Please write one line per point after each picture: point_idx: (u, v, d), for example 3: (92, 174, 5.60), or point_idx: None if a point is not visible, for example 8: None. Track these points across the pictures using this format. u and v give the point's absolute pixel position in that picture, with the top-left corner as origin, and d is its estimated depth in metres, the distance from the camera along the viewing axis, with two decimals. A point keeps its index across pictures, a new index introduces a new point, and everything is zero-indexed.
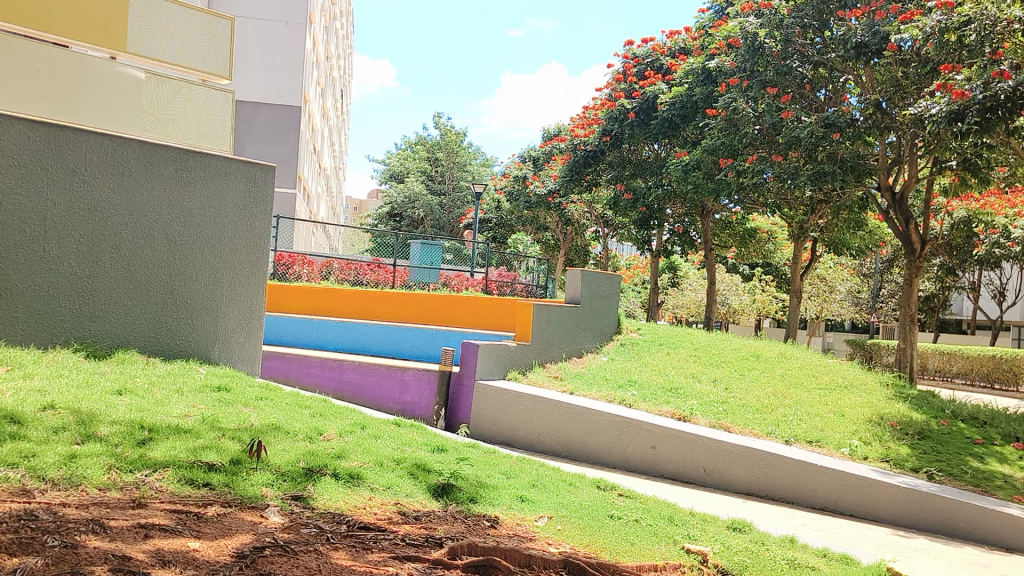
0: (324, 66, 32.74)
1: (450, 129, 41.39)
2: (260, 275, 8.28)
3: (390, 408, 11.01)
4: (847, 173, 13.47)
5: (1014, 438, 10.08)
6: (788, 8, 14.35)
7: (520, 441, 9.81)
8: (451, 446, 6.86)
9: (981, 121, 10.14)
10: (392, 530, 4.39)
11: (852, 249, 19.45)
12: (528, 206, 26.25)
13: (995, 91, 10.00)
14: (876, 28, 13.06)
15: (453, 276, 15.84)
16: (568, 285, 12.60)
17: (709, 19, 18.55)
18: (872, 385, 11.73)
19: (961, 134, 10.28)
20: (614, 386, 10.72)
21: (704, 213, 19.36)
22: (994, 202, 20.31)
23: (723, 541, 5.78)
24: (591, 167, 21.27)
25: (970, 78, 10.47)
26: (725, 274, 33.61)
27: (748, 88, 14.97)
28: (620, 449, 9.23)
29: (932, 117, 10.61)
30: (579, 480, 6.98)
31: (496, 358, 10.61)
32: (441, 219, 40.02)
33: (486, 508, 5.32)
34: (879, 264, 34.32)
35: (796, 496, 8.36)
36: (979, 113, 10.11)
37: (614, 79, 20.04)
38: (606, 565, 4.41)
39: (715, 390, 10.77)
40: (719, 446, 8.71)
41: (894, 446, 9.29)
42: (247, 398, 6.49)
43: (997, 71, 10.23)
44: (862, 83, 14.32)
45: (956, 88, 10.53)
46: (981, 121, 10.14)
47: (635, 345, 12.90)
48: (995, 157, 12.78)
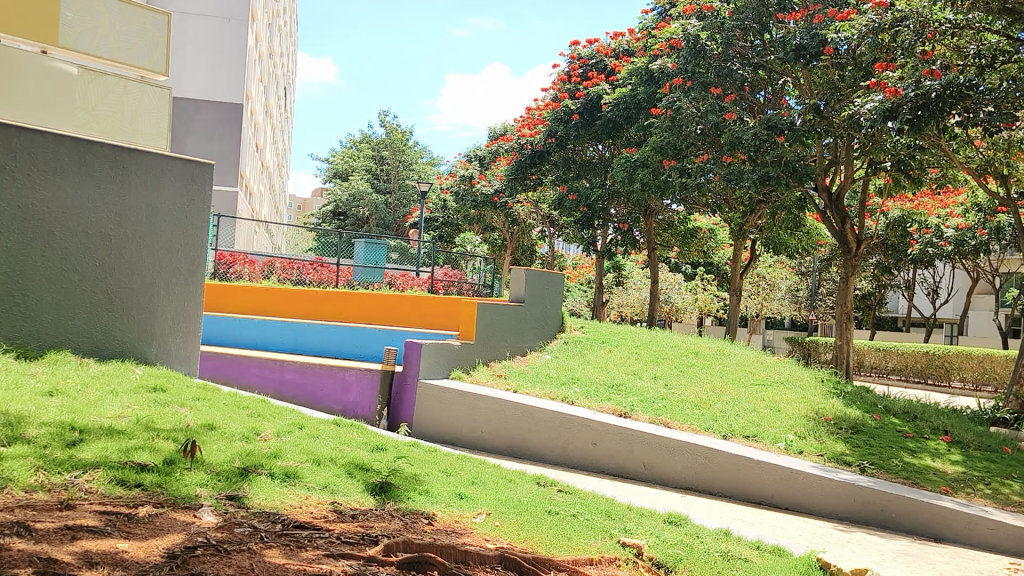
0: (268, 64, 32.49)
1: (396, 128, 41.48)
2: (197, 274, 8.19)
3: (332, 408, 10.82)
4: (790, 176, 13.71)
5: (943, 431, 10.44)
6: (729, 11, 14.58)
7: (463, 440, 9.84)
8: (390, 445, 6.83)
9: (913, 117, 10.33)
10: (328, 529, 4.39)
11: (789, 250, 19.90)
12: (474, 206, 26.29)
13: (926, 90, 10.32)
14: (814, 31, 13.32)
15: (398, 276, 15.76)
16: (513, 285, 12.58)
17: (653, 20, 18.89)
18: (807, 382, 12.02)
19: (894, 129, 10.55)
20: (556, 384, 10.80)
21: (648, 213, 19.61)
22: (926, 203, 20.96)
23: (658, 534, 5.88)
24: (537, 167, 21.46)
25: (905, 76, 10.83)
26: (668, 273, 34.14)
27: (691, 89, 15.31)
28: (562, 446, 9.32)
29: (868, 116, 10.91)
30: (519, 476, 7.03)
31: (438, 357, 10.59)
32: (387, 218, 39.93)
33: (424, 506, 5.32)
34: (818, 263, 35.06)
35: (733, 491, 8.54)
36: (911, 111, 10.36)
37: (559, 80, 20.24)
38: (542, 561, 4.49)
39: (656, 386, 10.92)
40: (659, 441, 8.85)
41: (828, 441, 9.52)
42: (184, 398, 6.42)
43: (928, 70, 10.65)
44: (801, 86, 14.64)
45: (891, 86, 10.89)
46: (913, 118, 10.33)
47: (579, 343, 12.98)
48: (927, 159, 13.21)
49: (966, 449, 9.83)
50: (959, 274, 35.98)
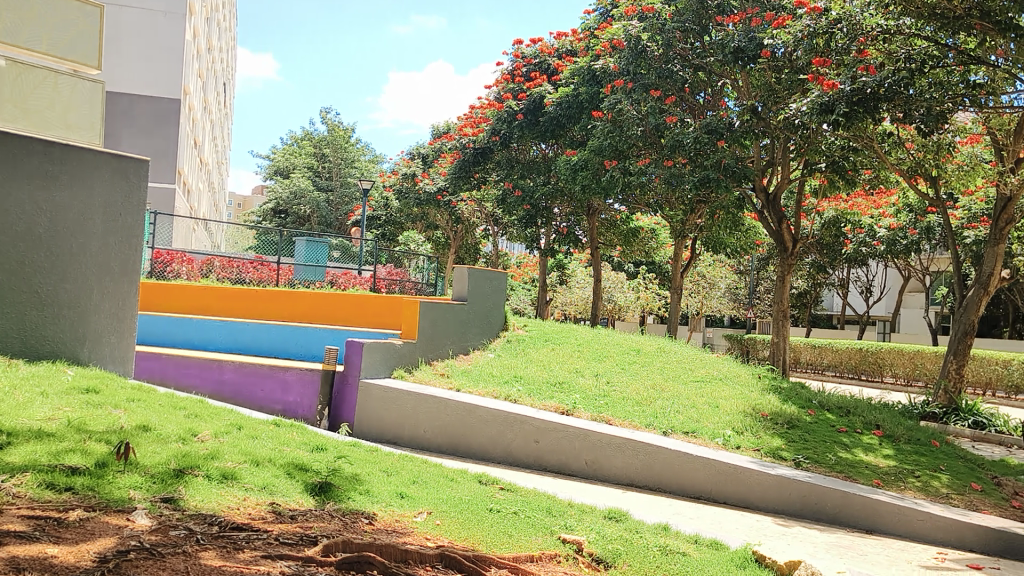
0: (207, 58, 31.89)
1: (338, 126, 41.15)
2: (131, 273, 8.02)
3: (272, 408, 10.68)
4: (729, 178, 13.94)
5: (875, 426, 10.74)
6: (670, 13, 14.83)
7: (406, 440, 9.80)
8: (331, 445, 6.78)
9: (849, 112, 10.74)
10: (266, 530, 4.34)
11: (729, 249, 20.23)
12: (418, 203, 26.19)
13: (862, 85, 10.71)
14: (752, 34, 13.59)
15: (340, 275, 15.52)
16: (456, 284, 12.57)
17: (594, 21, 19.07)
18: (745, 378, 12.25)
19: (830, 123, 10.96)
20: (499, 382, 10.83)
21: (591, 212, 19.79)
22: (859, 203, 21.53)
23: (598, 530, 5.95)
24: (480, 166, 21.45)
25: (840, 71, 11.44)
26: (610, 272, 34.46)
27: (632, 91, 15.47)
28: (505, 444, 9.34)
29: (807, 111, 11.30)
30: (461, 475, 7.04)
31: (381, 356, 10.53)
32: (328, 216, 39.56)
33: (364, 505, 5.29)
34: (756, 262, 35.75)
35: (673, 486, 8.66)
36: (848, 105, 10.73)
37: (503, 79, 20.32)
38: (482, 559, 4.51)
39: (597, 384, 11.02)
40: (601, 438, 8.92)
41: (765, 436, 9.71)
42: (118, 400, 6.28)
43: (864, 66, 11.03)
44: (740, 88, 14.97)
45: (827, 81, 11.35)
46: (850, 112, 10.73)
47: (521, 341, 13.02)
48: (860, 161, 13.55)
49: (897, 443, 10.12)
50: (891, 273, 37.01)
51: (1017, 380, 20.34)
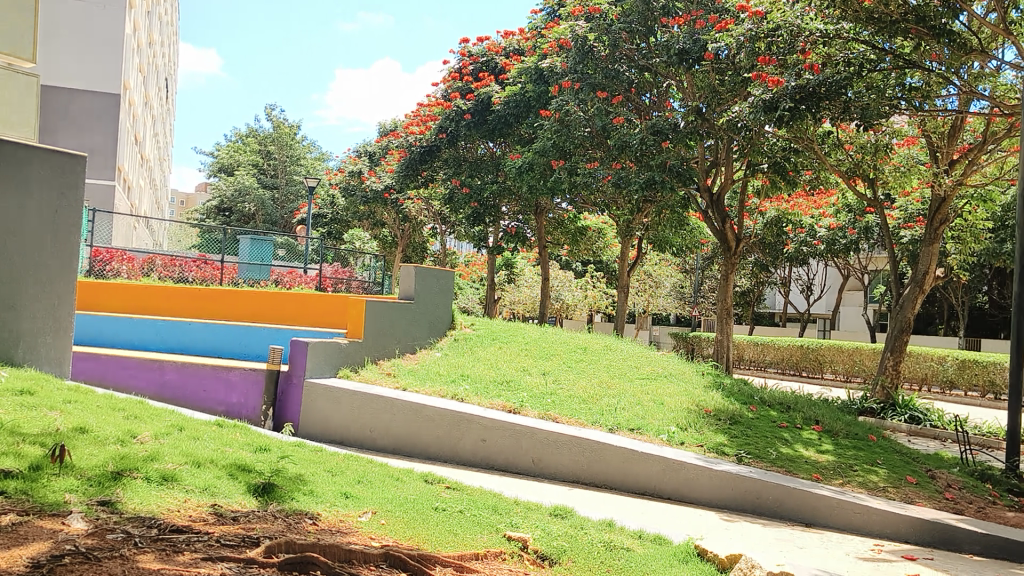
0: (148, 53, 31.23)
1: (283, 123, 40.68)
2: (68, 272, 7.84)
3: (215, 409, 10.51)
4: (674, 178, 14.10)
5: (814, 421, 10.99)
6: (616, 14, 14.98)
7: (352, 440, 9.75)
8: (274, 446, 6.71)
9: (794, 108, 10.97)
10: (207, 531, 4.28)
11: (675, 248, 20.44)
12: (364, 201, 26.00)
13: (804, 83, 10.94)
14: (697, 36, 13.72)
15: (285, 274, 15.37)
16: (403, 281, 12.52)
17: (541, 20, 19.14)
18: (689, 375, 12.44)
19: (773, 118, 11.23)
20: (446, 381, 10.82)
21: (539, 211, 19.87)
22: (800, 203, 21.95)
23: (543, 527, 5.99)
24: (427, 164, 21.31)
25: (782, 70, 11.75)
26: (558, 271, 34.62)
27: (579, 91, 15.58)
28: (452, 443, 9.33)
29: (752, 109, 11.50)
30: (406, 474, 7.03)
31: (326, 356, 10.44)
32: (273, 215, 39.08)
33: (307, 505, 5.25)
34: (701, 262, 36.25)
35: (618, 482, 8.74)
36: (791, 103, 10.95)
37: (451, 77, 20.29)
38: (426, 557, 4.51)
39: (544, 382, 11.08)
40: (547, 436, 8.97)
41: (708, 432, 9.86)
42: (53, 402, 6.13)
43: (808, 65, 11.27)
44: (684, 89, 15.04)
45: (772, 77, 11.63)
46: (794, 109, 10.96)
47: (469, 340, 13.01)
48: (800, 161, 13.84)
49: (835, 438, 10.36)
50: (830, 271, 37.84)
51: (951, 375, 20.94)
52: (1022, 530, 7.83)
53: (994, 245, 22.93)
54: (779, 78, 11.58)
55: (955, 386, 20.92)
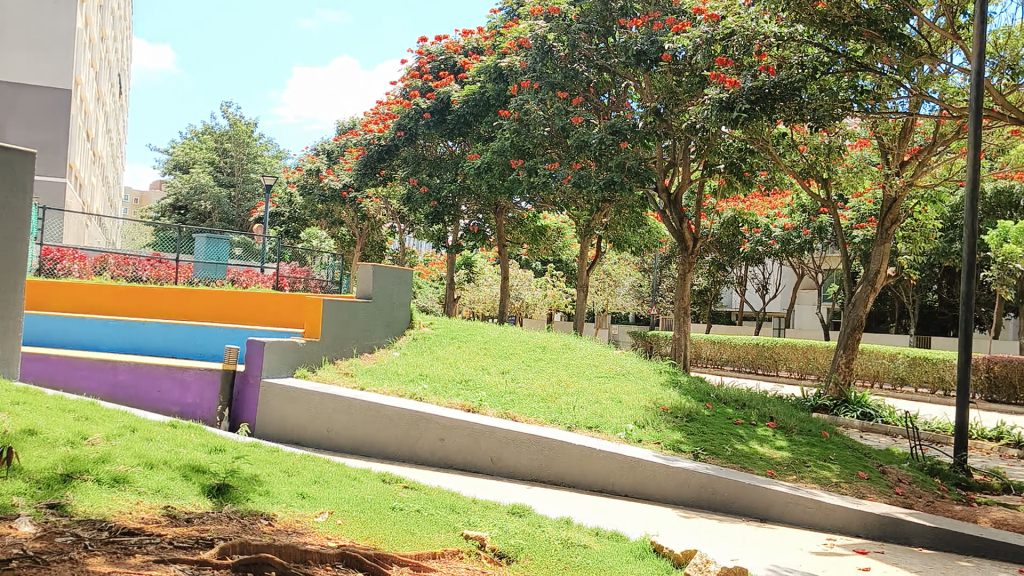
0: (100, 48, 30.67)
1: (239, 120, 40.24)
2: (15, 271, 7.67)
3: (169, 409, 10.35)
4: (633, 179, 14.18)
5: (769, 418, 11.16)
6: (575, 15, 15.06)
7: (309, 440, 9.68)
8: (229, 446, 6.64)
9: (749, 109, 11.07)
10: (160, 533, 4.24)
11: (633, 247, 20.57)
12: (322, 200, 25.79)
13: (761, 85, 11.05)
14: (655, 37, 13.86)
15: (242, 273, 15.28)
16: (361, 280, 12.47)
17: (501, 19, 19.14)
18: (647, 373, 12.55)
19: (732, 120, 11.18)
20: (404, 380, 10.79)
21: (498, 210, 19.89)
22: (756, 203, 22.23)
23: (501, 525, 6.01)
24: (386, 163, 21.19)
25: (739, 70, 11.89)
26: (517, 270, 34.68)
27: (539, 90, 15.67)
28: (410, 442, 9.31)
29: (709, 109, 11.62)
30: (364, 474, 7.01)
31: (283, 355, 10.36)
32: (230, 213, 38.64)
33: (263, 506, 5.21)
34: (659, 261, 36.56)
35: (576, 480, 8.79)
36: (747, 103, 11.06)
37: (410, 76, 20.22)
38: (383, 556, 4.50)
39: (503, 380, 11.10)
40: (506, 436, 8.98)
41: (665, 429, 9.96)
42: (1, 403, 6.01)
43: (763, 67, 11.46)
44: (642, 90, 15.15)
45: (729, 78, 11.83)
46: (750, 110, 11.07)
47: (427, 339, 12.98)
48: (756, 162, 14.03)
49: (790, 434, 10.52)
50: (785, 271, 38.39)
51: (901, 372, 21.38)
52: (968, 523, 8.02)
53: (943, 244, 23.44)
54: (735, 79, 11.86)
55: (906, 382, 21.34)
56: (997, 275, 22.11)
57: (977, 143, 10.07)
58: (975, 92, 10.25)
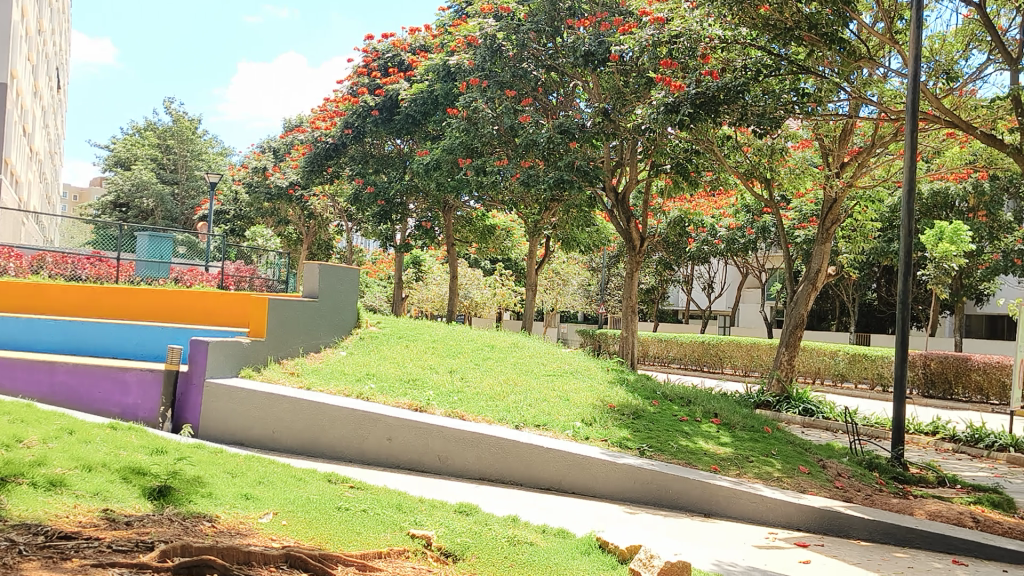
0: (37, 41, 29.90)
1: (183, 116, 39.60)
2: None
3: (110, 411, 10.09)
4: (582, 178, 14.24)
5: (714, 414, 11.32)
6: (524, 14, 15.20)
7: (254, 441, 9.57)
8: (171, 448, 6.54)
9: (693, 113, 11.36)
10: (98, 537, 4.16)
11: (582, 246, 20.62)
12: (268, 198, 25.44)
13: (705, 89, 11.30)
14: (601, 37, 13.99)
15: (186, 271, 15.21)
16: (306, 279, 12.35)
17: (449, 18, 19.11)
18: (594, 371, 12.64)
19: (674, 121, 11.51)
20: (350, 380, 10.71)
21: (446, 209, 19.84)
22: (702, 203, 22.52)
23: (447, 524, 6.01)
24: (333, 160, 20.96)
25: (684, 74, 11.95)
26: (466, 269, 34.66)
27: (487, 88, 15.60)
28: (357, 442, 9.26)
29: (655, 112, 11.76)
30: (309, 474, 6.95)
31: (227, 355, 10.20)
32: (173, 211, 38.00)
33: (206, 508, 5.15)
34: (606, 260, 36.86)
35: (523, 478, 8.82)
36: (691, 107, 11.34)
37: (357, 73, 20.02)
38: (328, 557, 4.47)
39: (451, 379, 11.08)
40: (453, 435, 8.98)
41: (612, 427, 10.04)
42: None
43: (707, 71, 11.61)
44: (590, 90, 15.26)
45: (674, 81, 11.97)
46: (693, 113, 11.36)
47: (374, 338, 12.90)
48: (701, 163, 14.21)
49: (733, 431, 10.69)
50: (730, 270, 38.97)
51: (842, 369, 21.85)
52: (904, 516, 8.23)
53: (881, 244, 24.02)
54: (680, 83, 11.94)
55: (847, 379, 21.81)
56: (933, 274, 22.72)
57: (914, 145, 10.34)
58: (911, 96, 10.52)
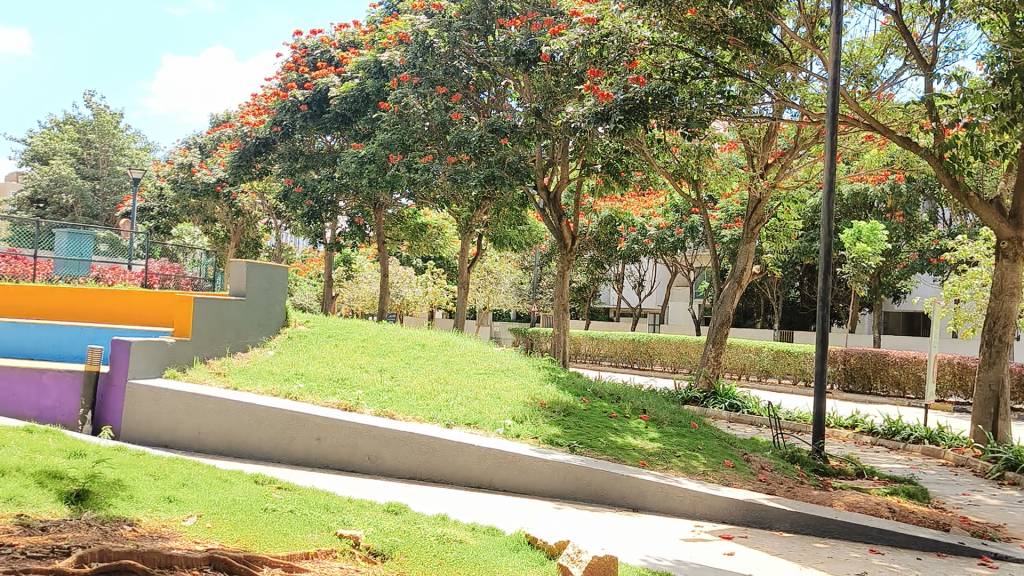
0: None
1: (103, 110, 38.59)
2: None
3: (26, 414, 9.84)
4: (512, 176, 14.27)
5: (643, 410, 11.50)
6: (455, 12, 15.20)
7: (179, 442, 9.38)
8: (90, 451, 6.37)
9: (624, 120, 11.39)
10: (12, 543, 4.04)
11: (515, 245, 20.66)
12: (194, 194, 24.94)
13: (634, 94, 11.39)
14: (532, 37, 14.03)
15: (107, 269, 14.67)
16: (233, 278, 12.12)
17: (380, 14, 18.96)
18: (525, 369, 12.72)
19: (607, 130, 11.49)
20: (279, 379, 10.57)
21: (377, 206, 19.86)
22: (631, 203, 22.81)
23: (376, 523, 5.98)
24: (262, 156, 20.60)
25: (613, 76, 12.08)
26: (398, 267, 34.48)
27: (418, 85, 15.60)
28: (285, 443, 9.14)
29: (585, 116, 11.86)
30: (235, 476, 6.84)
31: (150, 355, 9.97)
32: (94, 207, 36.86)
33: (126, 511, 5.04)
34: (538, 259, 37.10)
35: (455, 477, 8.82)
36: (621, 114, 11.35)
37: (285, 69, 19.77)
38: (253, 559, 4.41)
39: (381, 378, 11.02)
40: (383, 434, 8.93)
41: (542, 424, 10.11)
42: None
43: (634, 77, 11.76)
44: (522, 88, 15.30)
45: (602, 90, 11.94)
46: (625, 121, 11.39)
47: (303, 338, 12.73)
48: (631, 162, 14.36)
49: (661, 426, 10.88)
50: (659, 269, 39.63)
51: (766, 365, 22.38)
52: (825, 507, 8.49)
53: (803, 244, 24.68)
54: (609, 92, 11.95)
55: (771, 374, 22.34)
56: (852, 272, 23.46)
57: (833, 147, 10.65)
58: (833, 100, 10.80)
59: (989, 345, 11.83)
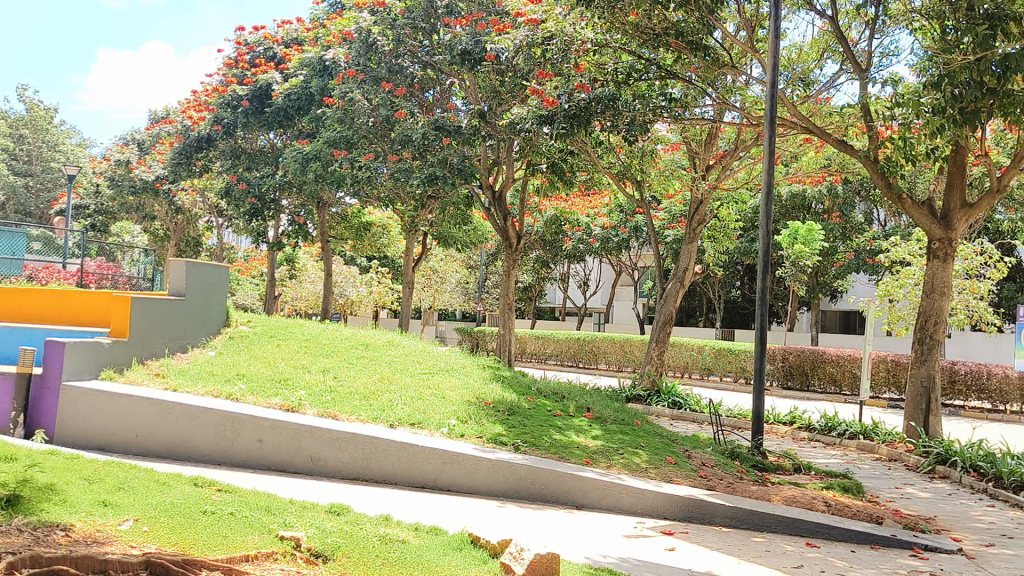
0: None
1: (36, 104, 37.65)
2: None
3: None
4: (455, 176, 14.21)
5: (587, 409, 11.61)
6: (399, 10, 15.07)
7: (116, 445, 9.19)
8: (21, 455, 6.21)
9: (567, 126, 11.42)
10: None
11: (460, 244, 20.64)
12: (133, 192, 24.46)
13: (577, 101, 11.39)
14: (477, 36, 14.02)
15: (41, 268, 14.48)
16: (171, 277, 11.88)
17: (324, 12, 18.80)
18: (470, 369, 12.73)
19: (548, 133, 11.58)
20: (219, 380, 10.42)
21: (321, 205, 19.62)
22: (577, 203, 22.47)
23: (318, 525, 5.94)
24: (203, 153, 20.22)
25: (556, 78, 12.14)
26: (342, 266, 34.19)
27: (363, 82, 15.58)
28: (226, 445, 9.01)
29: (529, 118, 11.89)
30: (174, 478, 6.73)
31: (85, 356, 9.74)
32: (27, 204, 35.79)
33: (59, 516, 4.93)
34: (484, 258, 37.15)
35: (399, 477, 8.79)
36: (565, 120, 11.39)
37: (227, 65, 19.49)
38: (190, 562, 4.34)
39: (323, 379, 10.92)
40: (326, 434, 8.86)
41: (487, 424, 10.13)
42: None
43: (579, 83, 11.61)
44: (466, 88, 15.31)
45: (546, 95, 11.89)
46: (568, 126, 11.43)
47: (245, 338, 12.56)
48: (576, 163, 14.41)
49: (604, 424, 10.99)
50: (604, 269, 39.96)
51: (708, 363, 22.71)
52: (763, 502, 8.66)
53: (744, 244, 25.10)
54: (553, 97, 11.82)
55: (713, 372, 22.67)
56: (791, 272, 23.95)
57: (772, 149, 10.86)
58: (771, 104, 11.00)
59: (921, 343, 12.16)
